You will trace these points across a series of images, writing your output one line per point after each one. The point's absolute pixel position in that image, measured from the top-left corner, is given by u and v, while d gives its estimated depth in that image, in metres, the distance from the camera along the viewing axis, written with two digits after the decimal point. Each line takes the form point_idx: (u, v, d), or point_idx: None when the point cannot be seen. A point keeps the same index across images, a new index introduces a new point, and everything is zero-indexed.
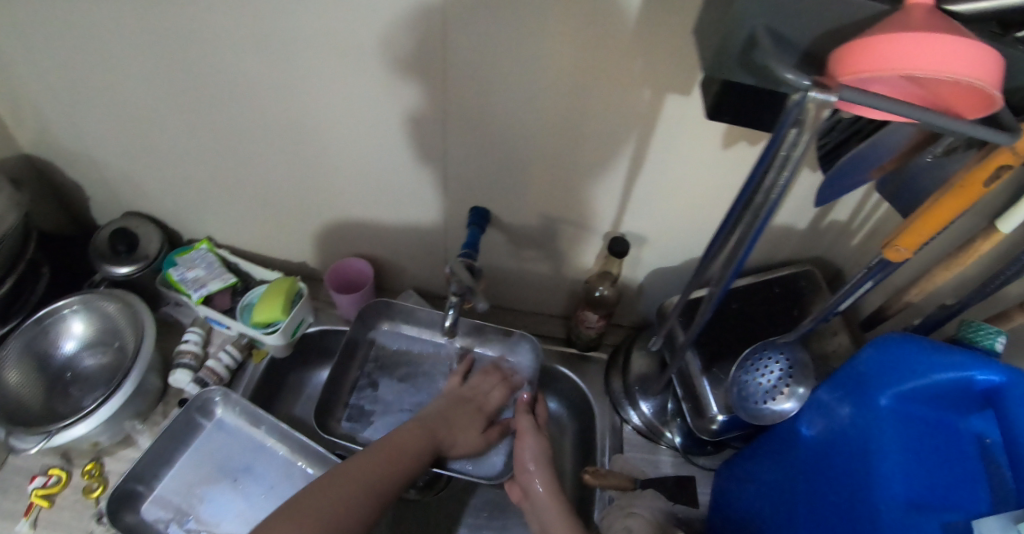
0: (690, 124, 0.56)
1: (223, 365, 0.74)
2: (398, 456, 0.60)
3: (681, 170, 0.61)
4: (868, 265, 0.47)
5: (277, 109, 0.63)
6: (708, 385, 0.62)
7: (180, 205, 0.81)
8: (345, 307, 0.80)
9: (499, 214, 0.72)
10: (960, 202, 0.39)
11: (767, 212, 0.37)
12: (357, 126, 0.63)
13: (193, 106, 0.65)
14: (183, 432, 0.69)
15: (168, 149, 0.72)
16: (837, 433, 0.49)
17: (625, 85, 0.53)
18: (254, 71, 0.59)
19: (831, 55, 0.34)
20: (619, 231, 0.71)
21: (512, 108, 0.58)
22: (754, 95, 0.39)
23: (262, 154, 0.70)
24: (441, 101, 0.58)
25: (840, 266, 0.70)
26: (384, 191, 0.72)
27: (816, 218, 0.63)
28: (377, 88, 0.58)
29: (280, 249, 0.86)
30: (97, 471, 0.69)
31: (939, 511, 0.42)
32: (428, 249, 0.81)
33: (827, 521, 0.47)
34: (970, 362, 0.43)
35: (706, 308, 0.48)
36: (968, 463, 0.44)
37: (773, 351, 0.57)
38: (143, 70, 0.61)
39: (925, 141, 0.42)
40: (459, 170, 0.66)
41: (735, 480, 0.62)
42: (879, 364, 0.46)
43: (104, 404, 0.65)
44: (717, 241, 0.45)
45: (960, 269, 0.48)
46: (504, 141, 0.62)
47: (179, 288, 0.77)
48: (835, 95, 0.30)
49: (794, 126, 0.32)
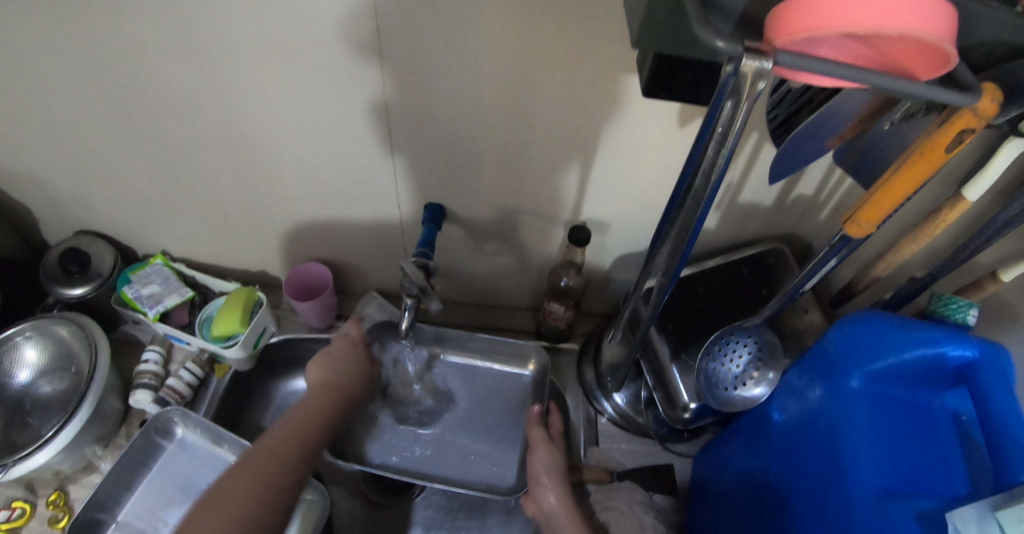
0: (640, 103, 0.53)
1: (184, 382, 0.72)
2: (311, 425, 0.57)
3: (637, 152, 0.59)
4: (830, 241, 0.45)
5: (213, 114, 0.60)
6: (677, 372, 0.60)
7: (129, 219, 0.78)
8: (306, 314, 0.78)
9: (456, 209, 0.69)
10: (920, 169, 0.36)
11: (712, 192, 0.35)
12: (298, 127, 0.60)
13: (126, 116, 0.62)
14: (143, 456, 0.66)
15: (107, 162, 0.69)
16: (808, 419, 0.47)
17: (570, 68, 0.50)
18: (183, 76, 0.56)
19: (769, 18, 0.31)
20: (581, 219, 0.69)
21: (455, 98, 0.55)
22: (691, 68, 0.36)
23: (206, 162, 0.67)
24: (380, 95, 0.55)
25: (810, 242, 0.68)
26: (336, 192, 0.69)
27: (782, 194, 0.61)
28: (313, 86, 0.55)
29: (239, 259, 0.84)
30: (62, 500, 0.67)
31: (914, 497, 0.40)
32: (389, 249, 0.78)
33: (802, 511, 0.45)
34: (941, 337, 0.41)
35: (661, 296, 0.46)
36: (944, 442, 0.42)
37: (739, 334, 0.54)
38: (64, 81, 0.58)
39: (879, 107, 0.39)
40: (410, 167, 0.64)
41: (710, 466, 0.60)
42: (847, 345, 0.44)
43: (62, 431, 0.63)
44: (664, 226, 0.42)
45: (928, 240, 0.45)
46: (452, 133, 0.59)
47: (134, 306, 0.74)
48: (772, 61, 0.27)
49: (731, 97, 0.29)
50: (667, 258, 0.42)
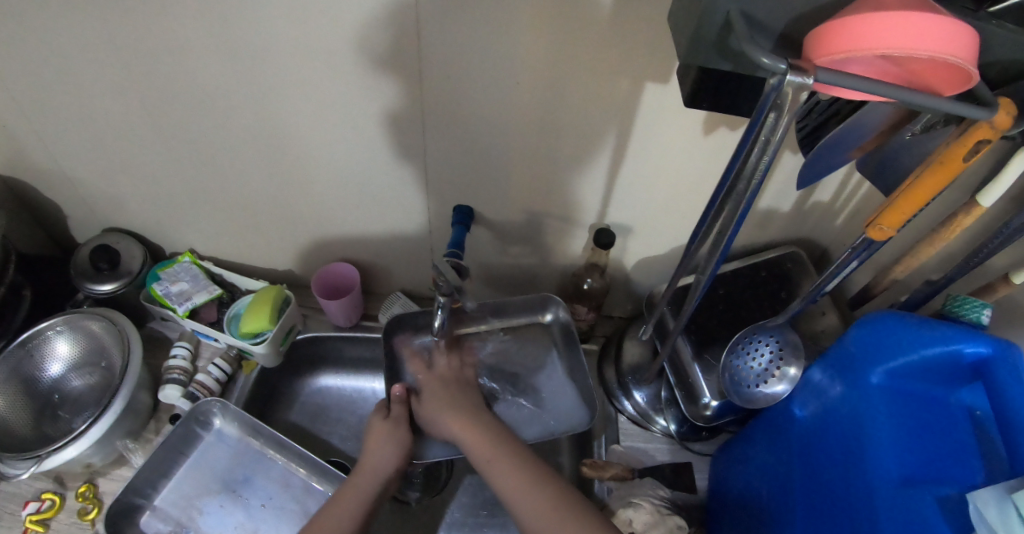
0: (669, 112, 0.56)
1: (213, 378, 0.74)
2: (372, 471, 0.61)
3: (662, 158, 0.62)
4: (854, 244, 0.47)
5: (254, 116, 0.62)
6: (700, 372, 0.62)
7: (160, 218, 0.80)
8: (332, 311, 0.79)
9: (484, 211, 0.72)
10: (940, 178, 0.39)
11: (751, 195, 0.37)
12: (336, 130, 0.63)
13: (168, 117, 0.64)
14: (183, 443, 0.68)
15: (145, 163, 0.71)
16: (830, 413, 0.49)
17: (602, 77, 0.53)
18: (229, 79, 0.58)
19: (808, 38, 0.33)
20: (604, 223, 0.71)
21: (491, 104, 0.58)
22: (731, 80, 0.39)
23: (241, 162, 0.69)
24: (419, 100, 0.58)
25: (826, 247, 0.70)
26: (367, 194, 0.71)
27: (799, 200, 0.64)
28: (354, 91, 0.58)
29: (265, 258, 0.86)
30: (91, 493, 0.68)
31: (933, 485, 0.42)
32: (414, 251, 0.80)
33: (825, 501, 0.47)
34: (958, 335, 0.43)
35: (695, 296, 0.48)
36: (961, 434, 0.44)
37: (762, 334, 0.56)
38: (115, 83, 0.60)
39: (901, 119, 0.42)
40: (442, 169, 0.66)
41: (732, 463, 0.62)
42: (867, 342, 0.47)
43: (94, 424, 0.64)
44: (701, 227, 0.45)
45: (943, 244, 0.48)
46: (485, 137, 0.62)
47: (164, 303, 0.76)
48: (811, 79, 0.29)
49: (773, 110, 0.32)
50: (705, 256, 0.44)
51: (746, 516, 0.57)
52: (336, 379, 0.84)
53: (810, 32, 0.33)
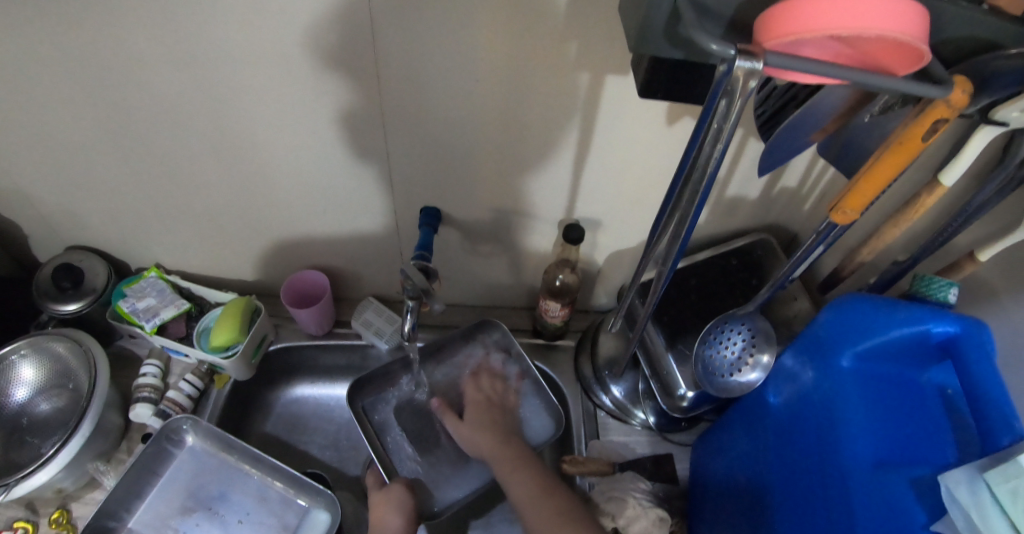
0: (631, 103, 0.55)
1: (185, 394, 0.72)
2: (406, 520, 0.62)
3: (628, 150, 0.61)
4: (817, 229, 0.46)
5: (210, 124, 0.60)
6: (674, 363, 0.62)
7: (123, 233, 0.78)
8: (304, 320, 0.77)
9: (452, 212, 0.70)
10: (899, 159, 0.39)
11: (706, 185, 0.37)
12: (295, 136, 0.61)
13: (120, 129, 0.62)
14: (154, 463, 0.66)
15: (102, 177, 0.68)
16: (804, 399, 0.49)
17: (561, 71, 0.52)
18: (179, 89, 0.56)
19: (757, 23, 0.32)
20: (574, 217, 0.70)
21: (450, 103, 0.56)
22: (684, 69, 0.38)
23: (201, 172, 0.67)
24: (378, 102, 0.56)
25: (795, 232, 0.70)
26: (333, 199, 0.70)
27: (766, 186, 0.63)
28: (310, 95, 0.56)
29: (234, 269, 0.84)
30: (64, 518, 0.66)
31: (907, 467, 0.42)
32: (385, 254, 0.79)
33: (800, 489, 0.47)
34: (925, 315, 0.43)
35: (661, 286, 0.48)
36: (933, 414, 0.44)
37: (733, 323, 0.55)
38: (60, 97, 0.58)
39: (858, 101, 0.41)
40: (405, 172, 0.65)
41: (710, 452, 0.62)
42: (837, 326, 0.46)
43: (62, 449, 0.62)
44: (660, 221, 0.45)
45: (908, 224, 0.48)
46: (448, 137, 0.60)
47: (131, 319, 0.74)
48: (761, 63, 0.29)
49: (724, 97, 0.31)
50: (668, 247, 0.43)
51: (727, 508, 0.56)
52: (312, 388, 0.83)
53: (758, 17, 0.33)
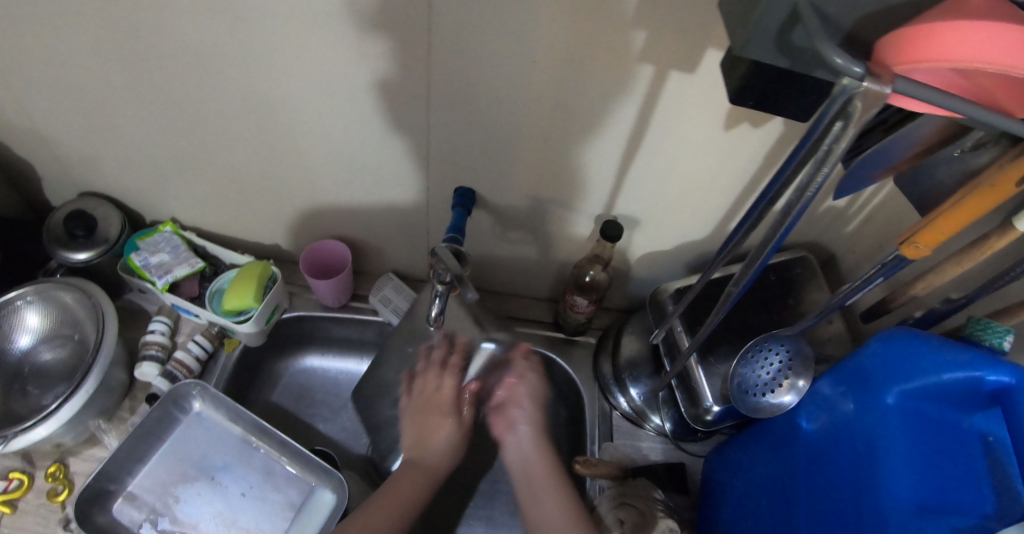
0: (695, 103, 0.52)
1: (193, 356, 0.70)
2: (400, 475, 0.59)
3: (681, 152, 0.58)
4: (883, 260, 0.45)
5: (244, 80, 0.57)
6: (703, 374, 0.61)
7: (139, 184, 0.74)
8: (321, 291, 0.75)
9: (486, 195, 0.68)
10: (986, 201, 0.37)
11: (799, 209, 0.35)
12: (333, 100, 0.58)
13: (149, 78, 0.58)
14: (158, 428, 0.65)
15: (123, 124, 0.65)
16: (839, 428, 0.48)
17: (625, 61, 0.49)
18: (217, 40, 0.52)
19: (891, 36, 0.29)
20: (611, 214, 0.68)
21: (501, 85, 0.53)
22: (781, 80, 0.36)
23: (229, 128, 0.64)
24: (425, 75, 0.53)
25: (835, 252, 0.69)
26: (363, 170, 0.67)
27: (815, 203, 0.61)
28: (353, 58, 0.53)
29: (250, 230, 0.81)
30: (61, 473, 0.64)
31: (946, 515, 0.41)
32: (409, 231, 0.77)
33: (831, 522, 0.46)
34: (979, 361, 0.42)
35: (723, 307, 0.46)
36: (973, 461, 0.43)
37: (772, 342, 0.54)
38: (90, 37, 0.54)
39: (949, 134, 0.39)
40: (443, 150, 0.62)
41: (729, 469, 0.61)
42: (885, 360, 0.45)
43: (66, 403, 0.61)
44: (740, 230, 0.44)
45: (971, 264, 0.46)
46: (493, 117, 0.57)
47: (142, 274, 0.72)
48: (888, 87, 0.27)
49: (839, 118, 0.29)
50: (744, 262, 0.41)
51: (745, 527, 0.56)
52: (322, 359, 0.81)
53: (894, 30, 0.29)
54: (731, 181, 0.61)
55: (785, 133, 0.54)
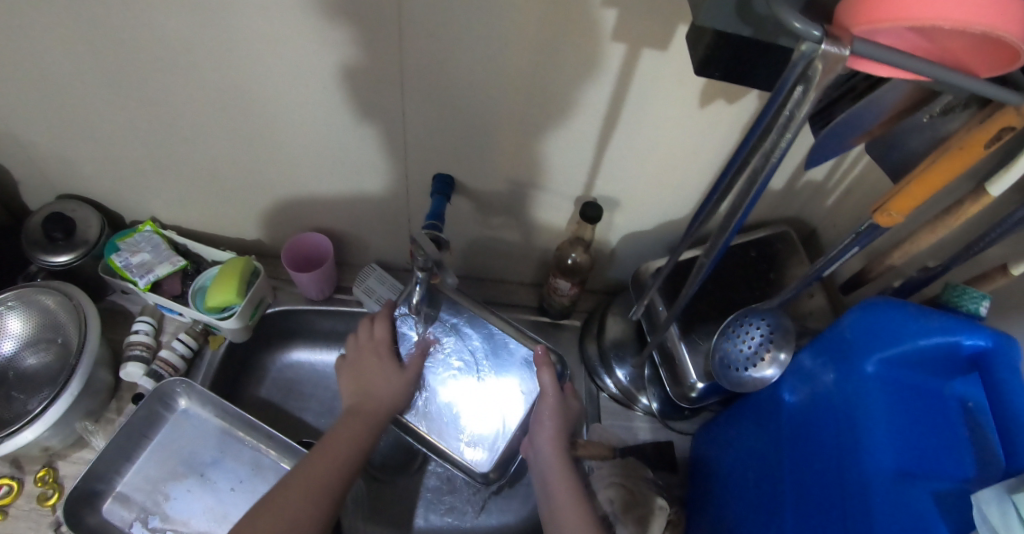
0: (668, 80, 0.52)
1: (178, 354, 0.70)
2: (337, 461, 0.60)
3: (657, 131, 0.58)
4: (857, 229, 0.45)
5: (212, 74, 0.56)
6: (686, 350, 0.61)
7: (116, 184, 0.74)
8: (304, 285, 0.75)
9: (465, 182, 0.67)
10: (956, 164, 0.37)
11: (765, 179, 0.35)
12: (305, 91, 0.57)
13: (115, 75, 0.57)
14: (144, 426, 0.65)
15: (94, 124, 0.64)
16: (821, 399, 0.48)
17: (596, 40, 0.48)
18: (182, 34, 0.52)
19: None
20: (591, 196, 0.68)
21: (472, 70, 0.53)
22: (747, 48, 0.36)
23: (203, 123, 0.63)
24: (394, 62, 0.53)
25: (816, 226, 0.69)
26: (339, 160, 0.66)
27: (794, 177, 0.61)
28: (319, 46, 0.52)
29: (231, 226, 0.80)
30: (50, 477, 0.64)
31: (928, 480, 0.42)
32: (391, 221, 0.76)
33: (816, 493, 0.46)
34: (956, 325, 0.42)
35: (697, 279, 0.46)
36: (954, 425, 0.44)
37: (753, 317, 0.54)
38: (51, 37, 0.53)
39: (917, 99, 0.39)
40: (418, 137, 0.61)
41: (715, 445, 0.62)
42: (864, 329, 0.45)
43: (52, 406, 0.61)
44: (708, 205, 0.44)
45: (945, 231, 0.45)
46: (468, 103, 0.57)
47: (123, 275, 0.71)
48: (848, 48, 0.27)
49: (801, 83, 0.29)
50: (715, 233, 0.41)
51: (734, 503, 0.56)
52: (309, 353, 0.81)
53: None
54: (709, 158, 0.61)
55: (759, 106, 0.54)
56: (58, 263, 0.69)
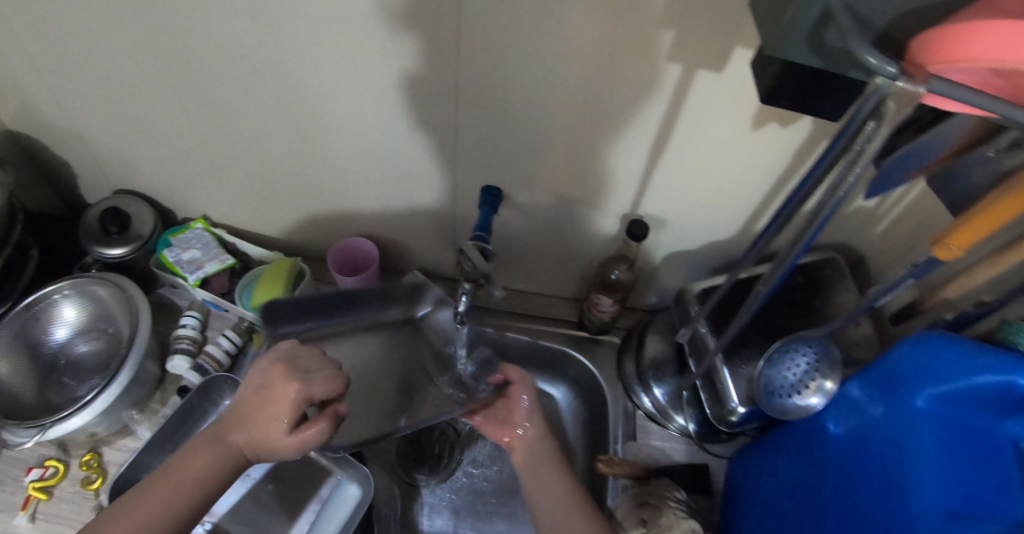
0: (723, 102, 0.52)
1: (223, 350, 0.71)
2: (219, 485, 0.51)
3: (707, 152, 0.58)
4: (915, 261, 0.44)
5: (277, 81, 0.58)
6: (728, 372, 0.61)
7: (172, 182, 0.76)
8: (348, 288, 0.77)
9: (512, 193, 0.68)
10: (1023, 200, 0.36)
11: (830, 209, 0.36)
12: (364, 99, 0.59)
13: (183, 79, 0.60)
14: (190, 418, 0.66)
15: (158, 124, 0.67)
16: (868, 431, 0.48)
17: (651, 60, 0.49)
18: (253, 41, 0.54)
19: (939, 30, 0.29)
20: (636, 213, 0.68)
21: (527, 83, 0.54)
22: (816, 80, 0.36)
23: (261, 126, 0.65)
24: (453, 75, 0.54)
25: (864, 253, 0.68)
26: (389, 167, 0.68)
27: (844, 204, 0.61)
28: (381, 58, 0.54)
29: (279, 227, 0.83)
30: (95, 462, 0.66)
31: (980, 521, 0.40)
32: (434, 229, 0.77)
33: (857, 527, 0.46)
34: (1013, 364, 0.41)
35: (751, 306, 0.46)
36: (1008, 470, 0.43)
37: (801, 344, 0.55)
38: (129, 41, 0.56)
39: (984, 133, 0.39)
40: (470, 149, 0.63)
41: (752, 473, 0.62)
42: (914, 364, 0.45)
43: (100, 394, 0.63)
44: (767, 231, 0.44)
45: (1005, 265, 0.45)
46: (521, 116, 0.58)
47: (174, 269, 0.73)
48: (923, 87, 0.27)
49: (873, 118, 0.30)
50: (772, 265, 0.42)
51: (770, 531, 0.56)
52: None
53: (942, 26, 0.29)
54: (758, 181, 0.61)
55: (814, 133, 0.54)
56: (112, 256, 0.72)
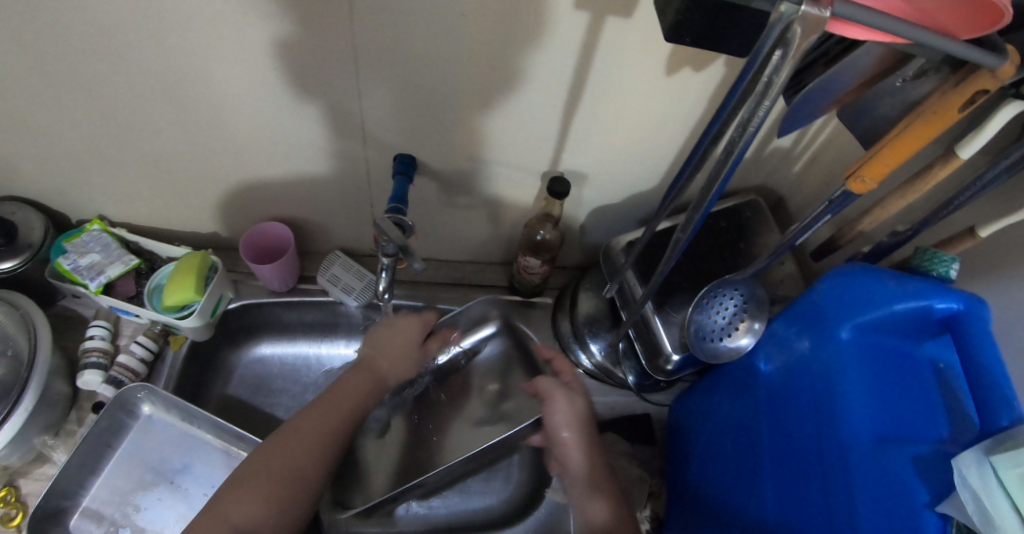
0: (635, 50, 0.49)
1: (138, 358, 0.67)
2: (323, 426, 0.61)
3: (626, 103, 0.56)
4: (832, 197, 0.44)
5: (147, 61, 0.51)
6: (661, 322, 0.60)
7: (58, 184, 0.69)
8: (266, 276, 0.72)
9: (427, 161, 0.64)
10: (930, 129, 0.35)
11: (739, 152, 0.34)
12: (253, 73, 0.53)
13: (37, 69, 0.52)
14: (108, 437, 0.63)
15: (20, 120, 0.58)
16: (797, 366, 0.48)
17: (560, 10, 0.45)
18: (107, 19, 0.46)
19: None
20: (558, 170, 0.66)
21: (427, 43, 0.49)
22: (719, 12, 0.34)
23: (143, 113, 0.58)
24: (345, 40, 0.49)
25: (783, 193, 0.68)
26: (292, 143, 0.62)
27: (761, 145, 0.59)
28: (257, 24, 0.47)
29: (183, 219, 0.77)
30: (13, 496, 0.62)
31: (906, 444, 0.42)
32: (353, 206, 0.73)
33: (794, 459, 0.47)
34: (929, 290, 0.42)
35: (672, 255, 0.46)
36: (927, 387, 0.44)
37: (727, 287, 0.54)
38: None
39: (890, 61, 0.37)
40: (375, 118, 0.58)
41: (695, 414, 0.63)
42: (838, 297, 0.45)
43: (5, 424, 0.57)
44: (682, 176, 0.43)
45: (916, 195, 0.45)
46: (428, 79, 0.53)
47: (73, 278, 0.67)
48: (827, 11, 0.25)
49: (779, 46, 0.27)
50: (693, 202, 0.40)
51: (716, 471, 0.57)
52: (273, 346, 0.80)
53: None
54: (678, 127, 0.59)
55: (727, 75, 0.52)
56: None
